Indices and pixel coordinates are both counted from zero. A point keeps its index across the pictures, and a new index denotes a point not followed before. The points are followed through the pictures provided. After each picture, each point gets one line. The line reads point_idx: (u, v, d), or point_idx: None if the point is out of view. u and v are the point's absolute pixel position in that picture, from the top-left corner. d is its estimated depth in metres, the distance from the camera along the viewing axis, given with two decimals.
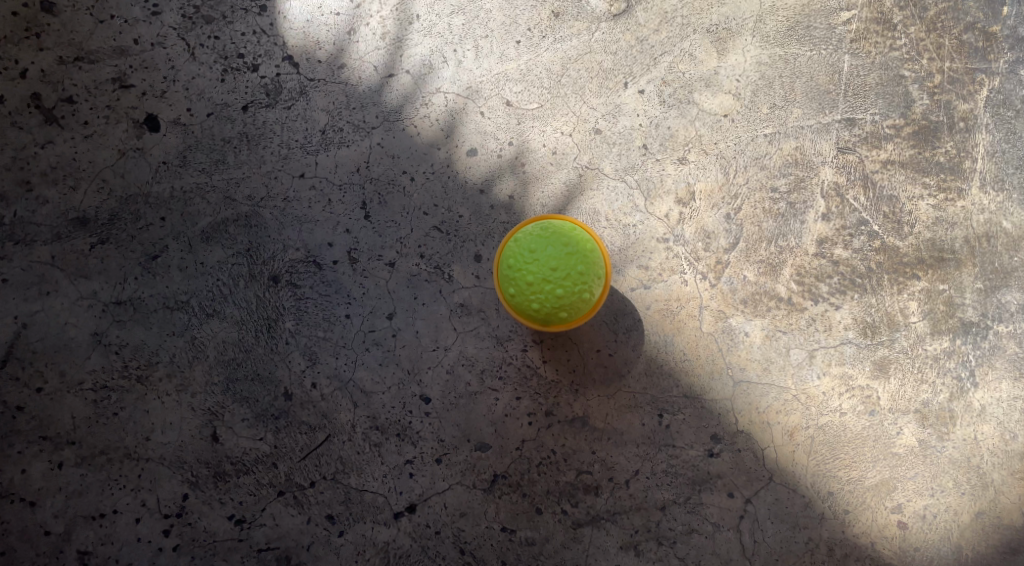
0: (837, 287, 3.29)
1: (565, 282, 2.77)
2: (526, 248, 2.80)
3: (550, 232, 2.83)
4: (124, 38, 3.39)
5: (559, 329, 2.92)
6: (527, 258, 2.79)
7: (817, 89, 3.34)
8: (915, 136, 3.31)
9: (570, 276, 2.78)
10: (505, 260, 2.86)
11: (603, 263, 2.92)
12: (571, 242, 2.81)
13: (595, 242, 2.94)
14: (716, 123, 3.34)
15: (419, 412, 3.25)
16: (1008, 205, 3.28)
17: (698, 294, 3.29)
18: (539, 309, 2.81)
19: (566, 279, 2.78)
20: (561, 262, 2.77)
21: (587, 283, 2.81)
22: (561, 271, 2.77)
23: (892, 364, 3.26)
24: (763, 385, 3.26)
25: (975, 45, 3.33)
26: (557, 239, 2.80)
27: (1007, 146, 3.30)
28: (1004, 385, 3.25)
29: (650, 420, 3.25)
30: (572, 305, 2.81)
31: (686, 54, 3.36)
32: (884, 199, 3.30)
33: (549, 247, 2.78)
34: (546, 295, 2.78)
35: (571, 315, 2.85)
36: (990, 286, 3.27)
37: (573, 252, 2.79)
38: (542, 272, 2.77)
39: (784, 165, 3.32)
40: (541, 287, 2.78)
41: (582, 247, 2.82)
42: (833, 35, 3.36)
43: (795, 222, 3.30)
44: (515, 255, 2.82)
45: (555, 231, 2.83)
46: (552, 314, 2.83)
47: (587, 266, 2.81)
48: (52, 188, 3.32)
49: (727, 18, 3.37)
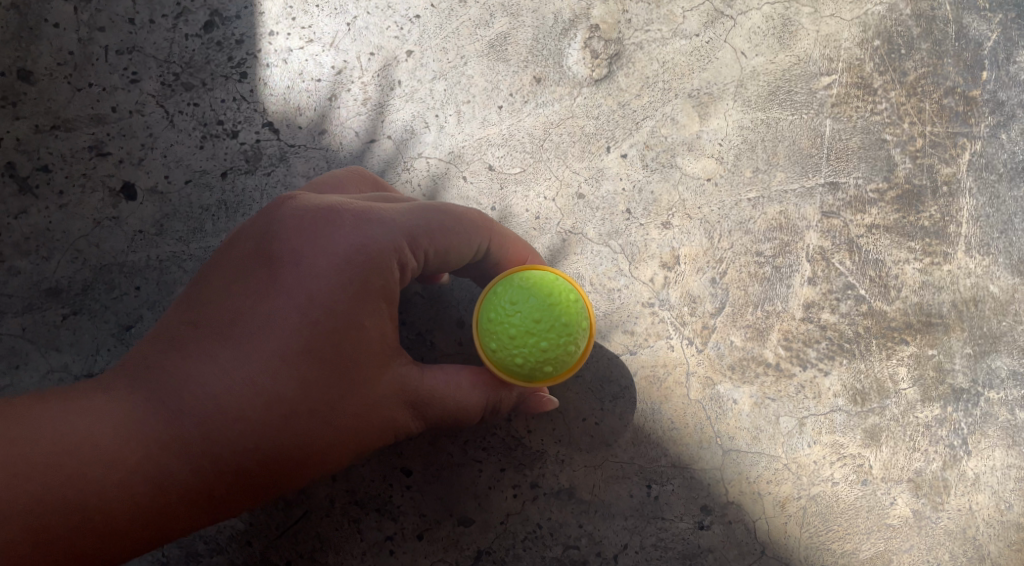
0: (825, 352, 3.23)
1: (549, 334, 2.53)
2: (507, 300, 2.58)
3: (532, 281, 2.61)
4: (102, 106, 3.17)
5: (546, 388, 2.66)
6: (508, 309, 2.56)
7: (800, 153, 3.23)
8: (899, 200, 3.23)
9: (554, 327, 2.54)
10: (484, 314, 2.63)
11: (588, 313, 2.69)
12: (554, 292, 2.58)
13: (579, 291, 2.70)
14: (700, 187, 3.24)
15: (400, 485, 3.17)
16: (994, 269, 3.24)
17: (684, 360, 3.22)
18: (523, 365, 2.56)
19: (550, 330, 2.54)
20: (544, 313, 2.54)
21: (573, 334, 2.57)
22: (545, 322, 2.54)
23: (883, 432, 3.22)
24: (753, 454, 3.20)
25: (956, 110, 3.21)
26: (539, 289, 2.58)
27: (991, 210, 3.23)
28: (997, 453, 3.23)
29: (638, 491, 3.18)
30: (557, 359, 2.56)
31: (667, 119, 3.23)
32: (870, 263, 3.24)
33: (530, 298, 2.56)
34: (530, 349, 2.54)
35: (557, 369, 2.59)
36: (980, 351, 3.24)
37: (557, 301, 2.56)
38: (524, 324, 2.54)
39: (768, 230, 3.24)
40: (524, 340, 2.54)
41: (565, 296, 2.59)
42: (815, 100, 3.22)
43: (781, 286, 3.23)
44: (495, 308, 2.60)
45: (537, 281, 2.61)
46: (536, 369, 2.58)
47: (572, 316, 2.58)
48: (25, 259, 3.15)
49: (708, 83, 3.23)
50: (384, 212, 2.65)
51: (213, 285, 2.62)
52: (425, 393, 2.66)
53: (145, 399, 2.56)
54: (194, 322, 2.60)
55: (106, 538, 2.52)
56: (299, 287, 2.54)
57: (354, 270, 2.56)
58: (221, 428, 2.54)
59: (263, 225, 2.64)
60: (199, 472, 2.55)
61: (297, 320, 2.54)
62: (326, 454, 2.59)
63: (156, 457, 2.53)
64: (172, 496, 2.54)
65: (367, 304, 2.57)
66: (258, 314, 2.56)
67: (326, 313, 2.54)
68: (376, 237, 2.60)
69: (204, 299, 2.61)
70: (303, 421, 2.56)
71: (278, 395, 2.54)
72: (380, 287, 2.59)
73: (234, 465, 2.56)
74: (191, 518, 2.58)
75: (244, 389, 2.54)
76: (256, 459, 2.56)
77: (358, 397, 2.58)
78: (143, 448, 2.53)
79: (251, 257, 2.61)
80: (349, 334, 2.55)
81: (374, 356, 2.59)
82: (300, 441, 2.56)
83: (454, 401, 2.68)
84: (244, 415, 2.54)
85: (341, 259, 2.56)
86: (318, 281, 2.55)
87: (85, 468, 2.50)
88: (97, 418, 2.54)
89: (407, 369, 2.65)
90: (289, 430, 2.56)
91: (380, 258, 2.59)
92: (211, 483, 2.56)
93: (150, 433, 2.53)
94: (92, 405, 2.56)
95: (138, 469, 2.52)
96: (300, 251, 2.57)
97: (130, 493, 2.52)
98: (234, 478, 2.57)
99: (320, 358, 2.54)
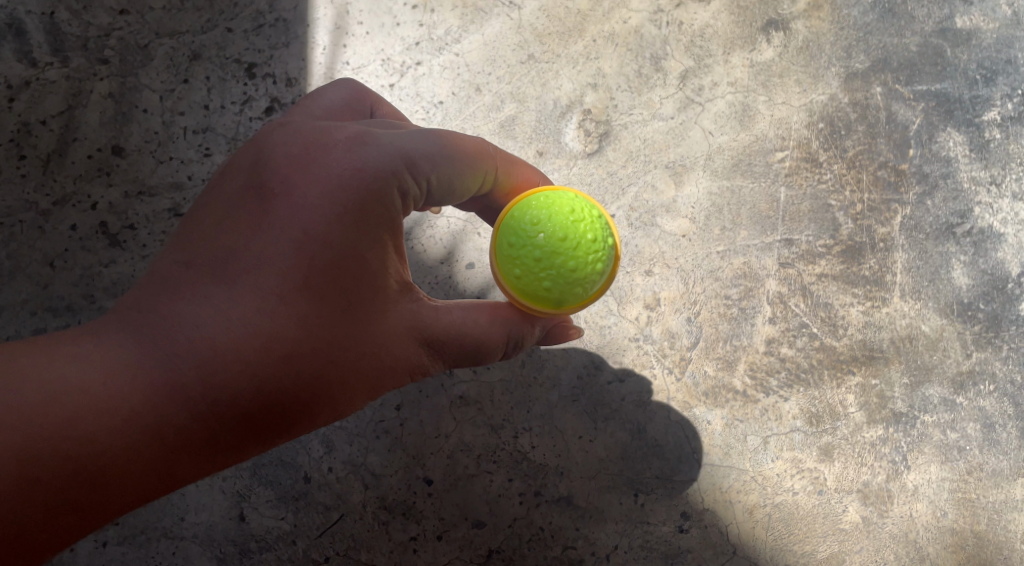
0: (785, 381, 3.84)
1: (576, 252, 2.68)
2: (528, 222, 2.71)
3: (552, 202, 2.76)
4: (180, 175, 3.70)
5: (572, 312, 2.81)
6: (530, 232, 2.70)
7: (759, 215, 3.84)
8: (844, 253, 3.85)
9: (581, 244, 2.69)
10: (505, 241, 2.75)
11: (609, 230, 2.85)
12: (575, 210, 2.74)
13: (596, 208, 2.87)
14: (676, 242, 3.84)
15: (423, 492, 3.79)
16: (925, 311, 3.85)
17: (665, 387, 3.83)
18: (552, 287, 2.71)
19: (577, 248, 2.70)
20: (569, 231, 2.69)
21: (599, 250, 2.73)
22: (570, 240, 2.69)
23: (835, 449, 3.83)
24: (724, 467, 3.81)
25: (889, 180, 3.84)
26: (560, 208, 2.73)
27: (921, 263, 3.84)
28: (933, 468, 3.82)
29: (627, 499, 3.78)
30: (586, 277, 2.72)
31: (649, 185, 3.83)
32: (821, 306, 3.85)
33: (553, 217, 2.70)
34: (558, 269, 2.69)
35: (586, 290, 2.75)
36: (916, 381, 3.84)
37: (579, 218, 2.72)
38: (550, 245, 2.68)
39: (734, 277, 3.84)
40: (551, 261, 2.69)
41: (587, 213, 2.75)
42: (771, 170, 3.84)
43: (746, 325, 3.84)
44: (516, 232, 2.72)
45: (556, 201, 2.75)
46: (565, 290, 2.72)
47: (596, 233, 2.74)
48: (113, 301, 3.62)
49: (682, 156, 3.84)
50: (379, 140, 2.85)
51: (209, 228, 2.81)
52: (435, 329, 2.89)
53: (144, 341, 2.73)
54: (191, 264, 2.77)
55: (102, 485, 2.67)
56: (295, 219, 2.76)
57: (354, 201, 2.78)
58: (224, 359, 2.74)
59: (256, 163, 2.82)
60: (201, 412, 2.73)
61: (294, 252, 2.76)
62: (333, 386, 2.82)
63: (155, 397, 2.70)
64: (173, 438, 2.72)
65: (367, 239, 2.80)
66: (258, 252, 2.76)
67: (326, 245, 2.77)
68: (372, 164, 2.80)
69: (202, 239, 2.80)
70: (307, 357, 2.78)
71: (282, 331, 2.76)
72: (377, 218, 2.80)
73: (240, 399, 2.75)
74: (194, 458, 2.76)
75: (245, 318, 2.75)
76: (260, 395, 2.76)
77: (363, 329, 2.82)
78: (142, 389, 2.70)
79: (245, 198, 2.80)
80: (348, 264, 2.78)
81: (375, 288, 2.82)
82: (304, 377, 2.78)
83: (471, 335, 2.91)
84: (248, 349, 2.75)
85: (336, 188, 2.76)
86: (317, 218, 2.76)
87: (80, 414, 2.65)
88: (98, 360, 2.70)
89: (413, 307, 2.89)
90: (292, 360, 2.77)
91: (380, 188, 2.80)
92: (214, 424, 2.75)
93: (153, 369, 2.71)
94: (86, 349, 2.73)
95: (144, 404, 2.70)
96: (295, 183, 2.77)
97: (128, 438, 2.68)
98: (239, 417, 2.76)
99: (321, 292, 2.78)
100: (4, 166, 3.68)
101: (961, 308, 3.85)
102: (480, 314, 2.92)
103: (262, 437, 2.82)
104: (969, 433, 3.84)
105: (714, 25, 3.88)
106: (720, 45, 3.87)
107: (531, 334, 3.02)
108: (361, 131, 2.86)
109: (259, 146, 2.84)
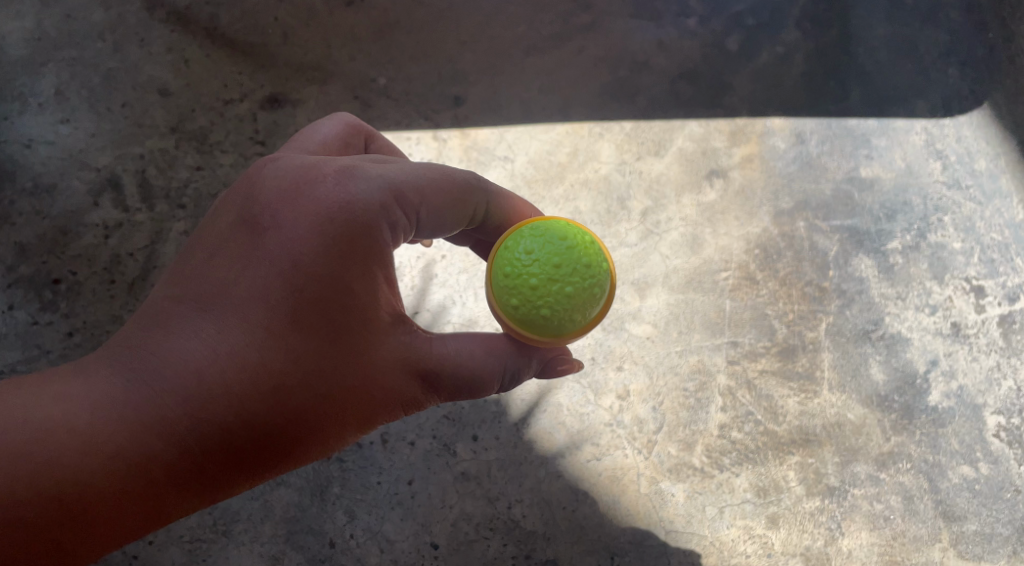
0: (736, 459, 4.59)
1: (571, 278, 3.22)
2: (523, 252, 3.25)
3: (545, 232, 3.30)
4: None
5: (574, 334, 3.32)
6: (525, 260, 3.24)
7: (710, 321, 4.66)
8: (780, 353, 4.66)
9: (575, 269, 3.23)
10: (503, 270, 3.29)
11: (603, 253, 3.38)
12: (568, 237, 3.28)
13: (590, 235, 3.40)
14: (642, 342, 4.64)
15: (430, 555, 4.53)
16: (850, 401, 4.65)
17: (635, 464, 4.58)
18: (552, 311, 3.23)
19: (572, 274, 3.23)
20: (563, 258, 3.23)
21: (593, 273, 3.26)
22: (564, 266, 3.22)
23: (780, 517, 4.55)
24: (687, 533, 4.55)
25: (814, 295, 4.71)
26: (552, 237, 3.27)
27: (843, 361, 4.67)
28: (863, 534, 4.57)
29: (605, 560, 4.52)
30: (582, 297, 3.24)
31: (618, 298, 4.66)
32: (763, 397, 4.63)
33: (546, 246, 3.25)
34: (556, 293, 3.22)
35: (583, 312, 3.27)
36: (845, 460, 4.61)
37: (572, 245, 3.26)
38: (546, 273, 3.22)
39: (691, 373, 4.63)
40: (548, 287, 3.22)
41: (580, 241, 3.28)
42: (718, 286, 4.68)
43: (702, 412, 4.61)
44: (513, 261, 3.26)
45: (548, 230, 3.29)
46: (564, 311, 3.24)
47: (588, 258, 3.27)
48: None
49: (645, 274, 4.68)
50: (364, 174, 3.35)
51: (208, 266, 3.32)
52: (424, 358, 3.42)
53: (155, 362, 3.26)
54: (195, 294, 3.31)
55: (116, 505, 3.22)
56: (286, 251, 3.28)
57: (341, 234, 3.30)
58: (225, 375, 3.26)
59: (252, 205, 3.34)
60: (207, 426, 3.26)
61: (286, 283, 3.28)
62: (323, 400, 3.33)
63: (163, 417, 3.23)
64: (184, 449, 3.26)
65: (352, 271, 3.32)
66: (254, 282, 3.29)
67: (315, 273, 3.29)
68: (357, 198, 3.31)
69: (206, 272, 3.32)
70: (300, 375, 3.31)
71: (277, 350, 3.29)
72: (361, 251, 3.33)
73: (240, 413, 3.27)
74: (203, 468, 3.29)
75: (242, 338, 3.28)
76: (259, 410, 3.29)
77: (350, 351, 3.34)
78: (154, 405, 3.23)
79: (242, 236, 3.32)
80: (334, 293, 3.30)
81: (361, 315, 3.34)
82: (296, 394, 3.31)
83: (467, 365, 3.44)
84: (246, 367, 3.27)
85: (323, 223, 3.29)
86: (307, 255, 3.29)
87: (103, 433, 3.20)
88: (117, 382, 3.25)
89: (402, 336, 3.42)
90: (287, 379, 3.30)
91: (366, 220, 3.32)
92: (218, 435, 3.27)
93: (163, 386, 3.25)
94: (104, 373, 3.27)
95: (157, 418, 3.23)
96: (286, 221, 3.30)
97: (141, 454, 3.22)
98: (239, 430, 3.28)
99: (310, 317, 3.30)
100: (97, 290, 4.50)
101: (879, 399, 4.65)
102: (476, 350, 3.46)
103: (261, 448, 3.32)
104: (892, 504, 4.59)
105: (667, 173, 4.77)
106: (673, 188, 4.76)
107: (528, 368, 3.54)
108: (348, 165, 3.37)
109: (255, 188, 3.36)
